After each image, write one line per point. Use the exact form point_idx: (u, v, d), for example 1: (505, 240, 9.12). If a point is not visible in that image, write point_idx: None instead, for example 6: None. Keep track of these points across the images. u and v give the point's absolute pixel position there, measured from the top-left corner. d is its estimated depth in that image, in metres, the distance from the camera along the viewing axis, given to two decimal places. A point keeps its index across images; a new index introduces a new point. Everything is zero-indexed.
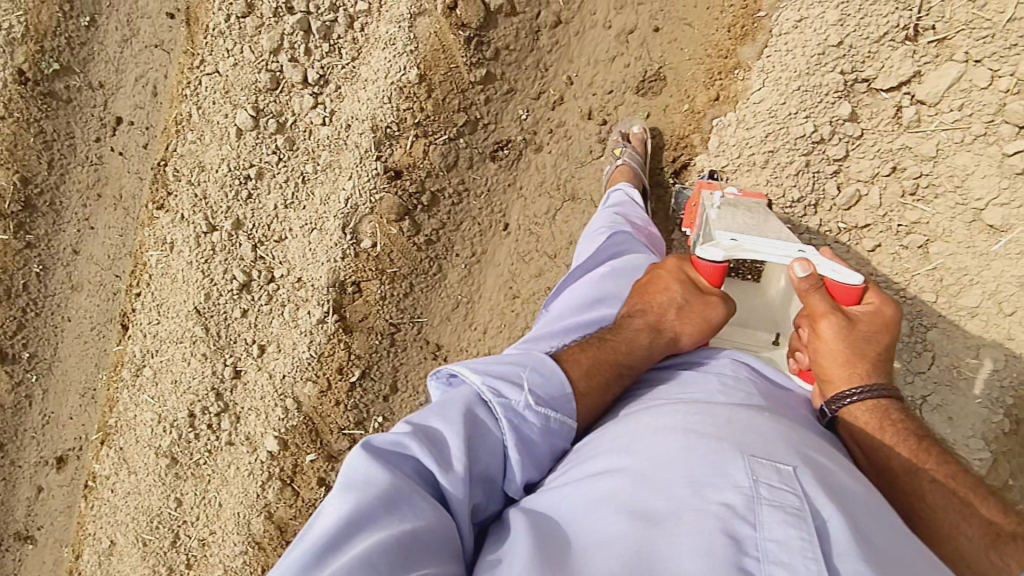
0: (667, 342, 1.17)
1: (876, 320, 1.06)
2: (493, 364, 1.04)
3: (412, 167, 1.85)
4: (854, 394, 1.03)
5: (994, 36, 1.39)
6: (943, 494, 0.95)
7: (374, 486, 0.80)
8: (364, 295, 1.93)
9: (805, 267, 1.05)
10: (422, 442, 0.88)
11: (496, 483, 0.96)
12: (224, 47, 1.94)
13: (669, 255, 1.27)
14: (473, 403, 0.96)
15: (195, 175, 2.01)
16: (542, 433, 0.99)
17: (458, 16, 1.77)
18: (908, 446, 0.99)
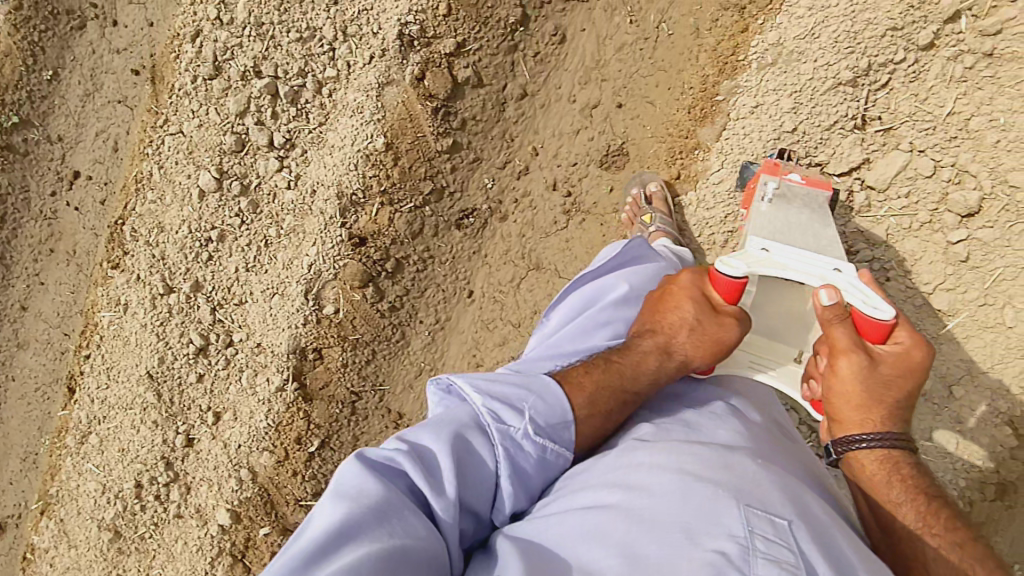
0: (677, 366, 1.14)
1: (903, 362, 1.01)
2: (494, 382, 1.05)
3: (377, 234, 1.84)
4: (865, 440, 1.02)
5: (936, 129, 1.51)
6: (946, 563, 0.93)
7: (364, 498, 0.85)
8: (325, 362, 1.90)
9: (831, 296, 1.02)
10: (416, 464, 0.92)
11: (485, 508, 0.99)
12: (189, 108, 1.93)
13: (684, 266, 1.21)
14: (470, 425, 1.00)
15: (154, 236, 1.97)
16: (536, 464, 1.01)
17: (426, 87, 1.79)
18: (913, 505, 0.98)
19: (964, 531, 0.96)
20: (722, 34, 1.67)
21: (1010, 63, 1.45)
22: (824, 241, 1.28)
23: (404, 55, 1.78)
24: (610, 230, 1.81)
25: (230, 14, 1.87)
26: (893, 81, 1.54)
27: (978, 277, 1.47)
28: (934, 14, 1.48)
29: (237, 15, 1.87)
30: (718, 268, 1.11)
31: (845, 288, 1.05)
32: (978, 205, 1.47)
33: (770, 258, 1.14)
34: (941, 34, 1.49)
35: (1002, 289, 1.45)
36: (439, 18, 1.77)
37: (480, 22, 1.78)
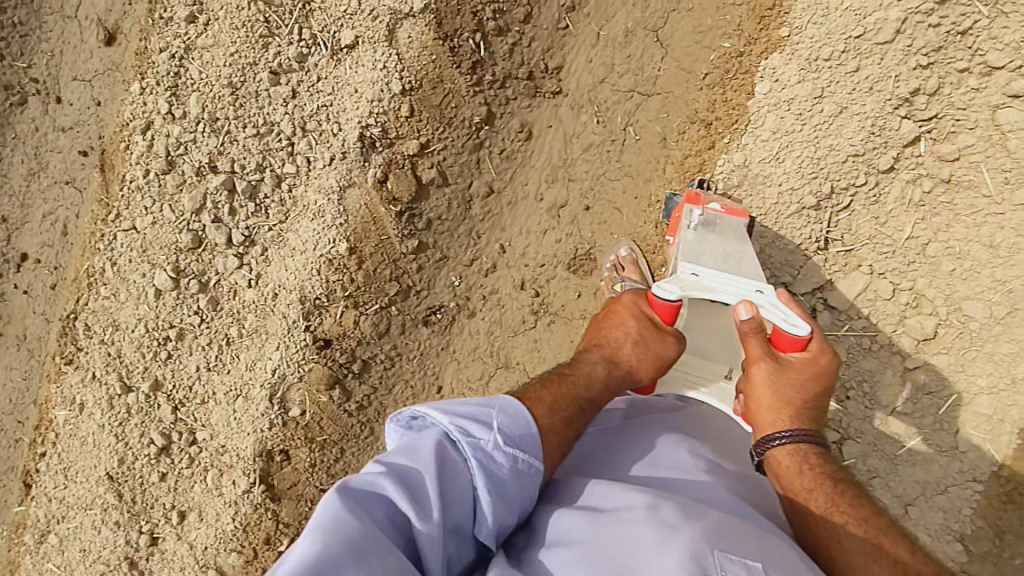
0: (624, 374, 1.24)
1: (809, 368, 1.16)
2: (462, 404, 1.01)
3: (342, 336, 1.82)
4: (780, 436, 1.11)
5: (896, 253, 1.56)
6: (858, 538, 0.99)
7: (341, 532, 0.77)
8: (293, 462, 1.88)
9: (749, 310, 1.18)
10: (398, 486, 0.86)
11: (465, 534, 0.92)
12: (141, 203, 1.85)
13: (625, 294, 1.39)
14: (441, 444, 0.94)
15: (109, 333, 1.92)
16: (511, 473, 0.96)
17: (389, 190, 1.75)
18: (824, 489, 1.05)
19: (867, 508, 1.04)
20: (688, 147, 1.69)
21: (966, 191, 1.50)
22: (744, 262, 1.38)
23: (366, 157, 1.73)
24: (578, 335, 1.80)
25: (183, 107, 1.79)
26: (854, 203, 1.57)
27: (934, 403, 1.54)
28: (894, 139, 1.51)
29: (190, 109, 1.79)
30: (656, 293, 1.28)
31: (766, 308, 1.21)
32: (934, 332, 1.54)
33: (700, 280, 1.30)
34: (900, 158, 1.53)
35: (955, 417, 1.53)
36: (401, 119, 1.72)
37: (444, 122, 1.73)
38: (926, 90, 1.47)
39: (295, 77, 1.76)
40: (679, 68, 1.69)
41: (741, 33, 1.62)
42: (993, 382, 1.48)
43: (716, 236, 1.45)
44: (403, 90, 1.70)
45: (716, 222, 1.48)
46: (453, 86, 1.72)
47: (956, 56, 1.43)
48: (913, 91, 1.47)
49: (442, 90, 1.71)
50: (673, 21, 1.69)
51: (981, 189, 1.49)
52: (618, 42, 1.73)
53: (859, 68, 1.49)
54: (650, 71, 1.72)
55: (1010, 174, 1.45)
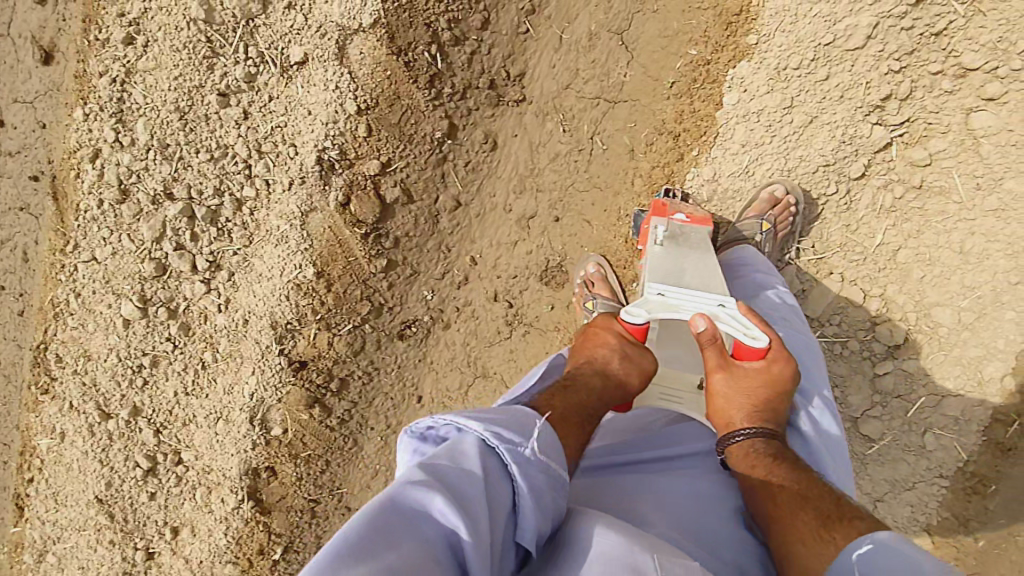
0: (616, 386, 1.08)
1: (763, 374, 1.09)
2: (492, 413, 0.91)
3: (317, 357, 1.81)
4: (736, 434, 1.06)
5: (866, 261, 1.52)
6: (791, 497, 0.98)
7: (377, 556, 0.68)
8: (279, 477, 1.89)
9: (706, 323, 1.07)
10: (441, 492, 0.75)
11: (506, 548, 0.80)
12: (99, 234, 1.82)
13: (597, 315, 1.23)
14: (479, 450, 0.83)
15: (82, 363, 1.91)
16: (548, 481, 0.85)
17: (352, 212, 1.71)
18: (766, 466, 1.03)
19: (804, 475, 1.02)
20: (658, 160, 1.64)
21: (937, 196, 1.46)
22: (715, 270, 1.24)
23: (325, 180, 1.69)
24: (554, 347, 1.80)
25: (130, 134, 1.74)
26: (825, 212, 1.54)
27: (902, 406, 1.51)
28: (865, 147, 1.46)
29: (138, 136, 1.74)
30: (622, 316, 1.13)
31: (723, 320, 1.10)
32: (903, 339, 1.50)
33: (667, 300, 1.15)
34: (871, 163, 1.48)
35: (924, 418, 1.49)
36: (359, 139, 1.67)
37: (405, 139, 1.69)
38: (899, 95, 1.41)
39: (244, 97, 1.72)
40: (646, 74, 1.64)
41: (707, 40, 1.56)
42: (960, 384, 1.45)
43: (683, 248, 1.31)
44: (359, 109, 1.65)
45: (682, 233, 1.36)
46: (410, 102, 1.66)
47: (929, 58, 1.38)
48: (885, 97, 1.41)
49: (399, 107, 1.66)
50: (638, 23, 1.63)
51: (954, 194, 1.44)
52: (582, 46, 1.67)
53: (829, 76, 1.43)
54: (616, 76, 1.66)
55: (982, 180, 1.41)
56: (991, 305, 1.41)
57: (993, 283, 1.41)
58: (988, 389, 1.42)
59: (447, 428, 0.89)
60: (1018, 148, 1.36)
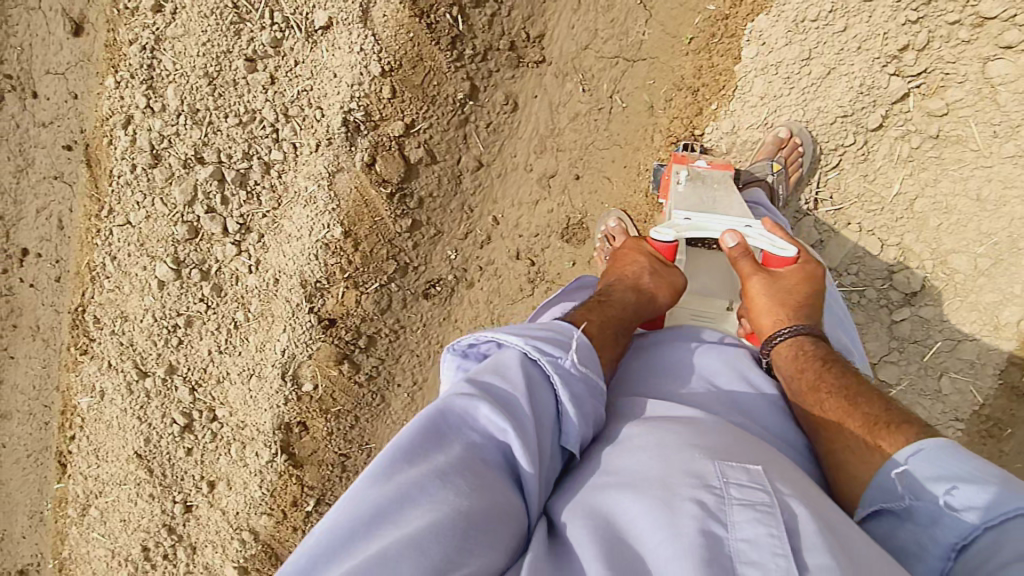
0: (649, 298, 1.19)
1: (799, 276, 1.20)
2: (529, 328, 0.95)
3: (346, 315, 1.87)
4: (780, 332, 1.12)
5: (883, 211, 1.55)
6: (837, 402, 1.00)
7: (426, 460, 0.74)
8: (311, 432, 1.97)
9: (735, 237, 1.23)
10: (485, 402, 0.80)
11: (552, 449, 0.87)
12: (133, 198, 1.89)
13: (627, 240, 1.35)
14: (521, 362, 0.88)
15: (119, 324, 1.99)
16: (587, 389, 0.91)
17: (378, 172, 1.76)
18: (812, 369, 1.06)
19: (851, 379, 1.03)
20: (676, 115, 1.67)
21: (954, 145, 1.47)
22: (735, 203, 1.34)
23: (351, 141, 1.73)
24: None
25: (161, 100, 1.80)
26: (842, 162, 1.57)
27: (917, 351, 1.55)
28: (883, 96, 1.47)
29: (169, 101, 1.79)
30: (652, 237, 1.29)
31: (752, 234, 1.24)
32: (920, 286, 1.53)
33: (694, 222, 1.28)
34: (889, 115, 1.49)
35: (939, 362, 1.53)
36: (383, 101, 1.71)
37: (427, 101, 1.72)
38: (916, 46, 1.42)
39: (271, 62, 1.76)
40: (664, 32, 1.65)
41: None
42: (975, 329, 1.49)
43: (704, 185, 1.39)
44: (384, 71, 1.69)
45: (702, 176, 1.43)
46: (433, 64, 1.70)
47: (945, 8, 1.39)
48: (902, 48, 1.43)
49: (422, 69, 1.70)
50: None
51: (969, 144, 1.45)
52: (601, 5, 1.69)
53: (847, 27, 1.45)
54: (635, 35, 1.68)
55: (1000, 128, 1.42)
56: (1007, 250, 1.44)
57: (1009, 229, 1.44)
58: (1005, 333, 1.46)
59: (488, 344, 0.93)
60: None
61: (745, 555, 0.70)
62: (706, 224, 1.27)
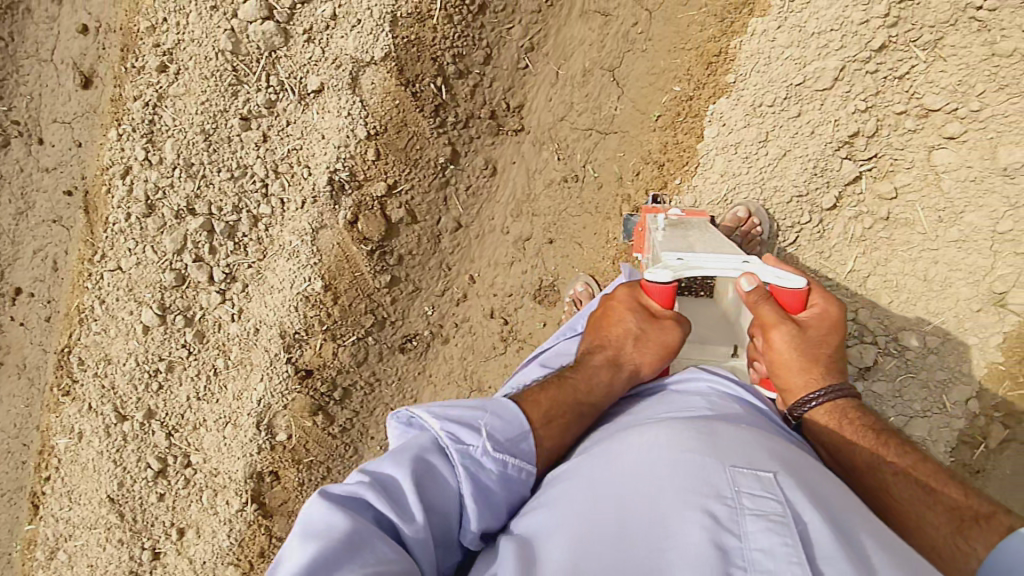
0: (629, 374, 1.16)
1: (824, 321, 1.09)
2: (451, 406, 1.01)
3: (322, 366, 1.93)
4: (814, 397, 1.06)
5: (838, 286, 1.61)
6: (908, 486, 0.98)
7: (334, 531, 0.79)
8: (282, 481, 2.00)
9: (751, 280, 1.09)
10: (374, 489, 0.86)
11: (450, 533, 0.93)
12: (126, 246, 1.97)
13: (618, 285, 1.27)
14: (429, 449, 0.94)
15: (102, 367, 2.04)
16: (499, 481, 0.96)
17: (359, 230, 1.83)
18: (867, 443, 1.02)
19: (913, 453, 1.02)
20: (643, 188, 1.74)
21: (903, 227, 1.55)
22: (721, 243, 1.29)
23: (335, 200, 1.81)
24: None
25: (159, 154, 1.90)
26: (800, 238, 1.63)
27: None
28: (836, 179, 1.56)
29: (166, 155, 1.89)
30: (647, 280, 1.17)
31: (754, 268, 1.12)
32: (873, 361, 1.58)
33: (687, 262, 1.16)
34: (843, 195, 1.58)
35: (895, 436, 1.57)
36: (368, 162, 1.79)
37: (410, 164, 1.80)
38: (866, 133, 1.51)
39: (265, 122, 1.85)
40: (635, 108, 1.74)
41: (690, 78, 1.66)
42: (926, 405, 1.54)
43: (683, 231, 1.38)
44: (370, 135, 1.76)
45: (678, 223, 1.43)
46: (417, 129, 1.77)
47: (892, 100, 1.49)
48: (852, 134, 1.52)
49: (406, 134, 1.77)
50: (629, 61, 1.73)
51: (919, 227, 1.53)
52: (576, 81, 1.78)
53: (801, 113, 1.54)
54: (608, 110, 1.76)
55: (944, 213, 1.50)
56: (954, 330, 1.51)
57: (954, 309, 1.51)
58: (951, 411, 1.51)
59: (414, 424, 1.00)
60: (976, 183, 1.46)
61: (760, 564, 0.73)
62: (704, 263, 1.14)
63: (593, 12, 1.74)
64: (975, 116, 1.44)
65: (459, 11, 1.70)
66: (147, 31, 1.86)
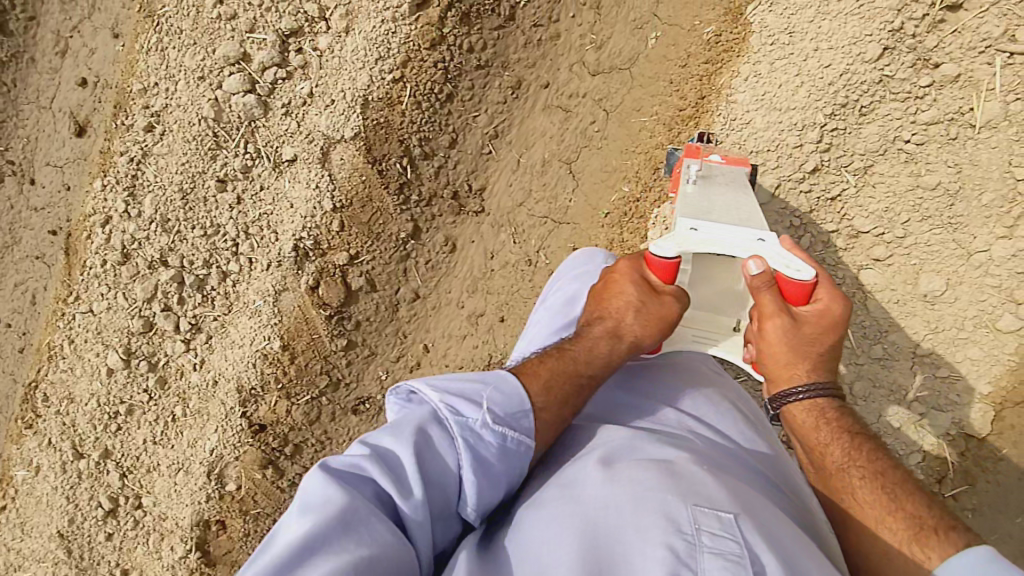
0: (629, 347, 1.17)
1: (822, 320, 1.12)
2: (452, 380, 1.02)
3: (275, 423, 1.99)
4: (797, 392, 1.13)
5: None
6: (871, 490, 1.05)
7: (331, 506, 0.82)
8: (227, 531, 2.04)
9: (759, 264, 1.12)
10: (375, 464, 0.90)
11: (449, 507, 0.94)
12: (98, 290, 2.05)
13: (620, 258, 1.28)
14: (428, 422, 0.95)
15: (65, 405, 2.12)
16: (498, 453, 0.96)
17: (320, 295, 1.91)
18: (841, 446, 1.09)
19: (884, 461, 1.08)
20: None
21: None
22: (745, 212, 1.30)
23: (299, 265, 1.90)
24: None
25: (139, 207, 1.99)
26: None
27: None
28: None
29: (145, 209, 1.98)
30: (652, 252, 1.20)
31: (766, 250, 1.16)
32: None
33: (699, 235, 1.21)
34: None
35: None
36: (332, 233, 1.87)
37: (372, 237, 1.88)
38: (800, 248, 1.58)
39: (240, 185, 1.94)
40: (588, 204, 1.81)
41: (639, 180, 1.75)
42: None
43: (713, 191, 1.38)
44: (336, 207, 1.85)
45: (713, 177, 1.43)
46: (381, 205, 1.86)
47: (825, 219, 1.58)
48: None
49: (371, 208, 1.86)
50: (584, 156, 1.81)
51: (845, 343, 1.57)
52: (536, 170, 1.86)
53: None
54: (563, 200, 1.84)
55: (870, 331, 1.56)
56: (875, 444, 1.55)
57: (875, 424, 1.55)
58: None
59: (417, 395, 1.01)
60: (898, 305, 1.53)
61: None
62: (714, 239, 1.20)
63: (556, 106, 1.83)
64: (900, 242, 1.52)
65: (428, 98, 1.80)
66: (139, 93, 1.96)
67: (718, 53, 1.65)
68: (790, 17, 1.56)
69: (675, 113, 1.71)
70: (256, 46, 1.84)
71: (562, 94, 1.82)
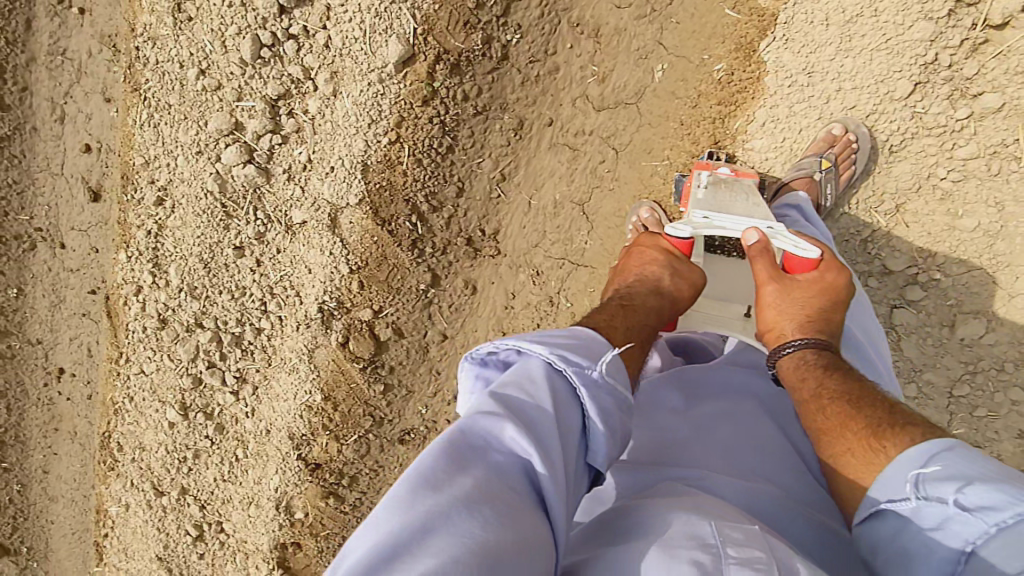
0: (669, 302, 1.22)
1: (815, 285, 1.19)
2: (556, 336, 0.91)
3: (329, 460, 2.01)
4: (783, 344, 1.14)
5: None
6: (838, 407, 1.00)
7: (452, 485, 0.69)
8: (303, 549, 2.06)
9: (756, 234, 1.20)
10: (511, 420, 0.76)
11: (576, 475, 0.82)
12: (144, 355, 2.06)
13: (647, 236, 1.37)
14: (547, 374, 0.83)
15: (139, 453, 2.15)
16: (617, 407, 0.86)
17: (351, 350, 1.94)
18: (814, 378, 1.07)
19: (854, 387, 1.03)
20: None
21: None
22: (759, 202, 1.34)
23: (327, 324, 1.92)
24: None
25: (165, 276, 1.97)
26: None
27: None
28: None
29: (171, 279, 1.96)
30: (668, 234, 1.30)
31: (774, 234, 1.22)
32: None
33: (712, 221, 1.26)
34: None
35: None
36: (354, 293, 1.88)
37: (393, 291, 1.89)
38: None
39: (256, 250, 1.92)
40: (603, 248, 1.84)
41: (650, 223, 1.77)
42: None
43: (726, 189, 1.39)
44: (352, 270, 1.86)
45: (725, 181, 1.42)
46: (397, 262, 1.85)
47: (852, 259, 1.58)
48: None
49: (387, 266, 1.86)
50: (597, 197, 1.83)
51: None
52: (547, 211, 1.86)
53: None
54: (578, 242, 1.86)
55: (904, 369, 1.55)
56: None
57: None
58: None
59: (508, 351, 0.88)
60: (933, 345, 1.52)
61: None
62: (727, 223, 1.25)
63: (562, 144, 1.82)
64: (936, 282, 1.51)
65: (428, 154, 1.77)
66: (143, 166, 1.92)
67: (730, 93, 1.68)
68: (808, 55, 1.57)
69: (687, 158, 1.73)
70: (246, 114, 1.80)
71: (568, 132, 1.81)
